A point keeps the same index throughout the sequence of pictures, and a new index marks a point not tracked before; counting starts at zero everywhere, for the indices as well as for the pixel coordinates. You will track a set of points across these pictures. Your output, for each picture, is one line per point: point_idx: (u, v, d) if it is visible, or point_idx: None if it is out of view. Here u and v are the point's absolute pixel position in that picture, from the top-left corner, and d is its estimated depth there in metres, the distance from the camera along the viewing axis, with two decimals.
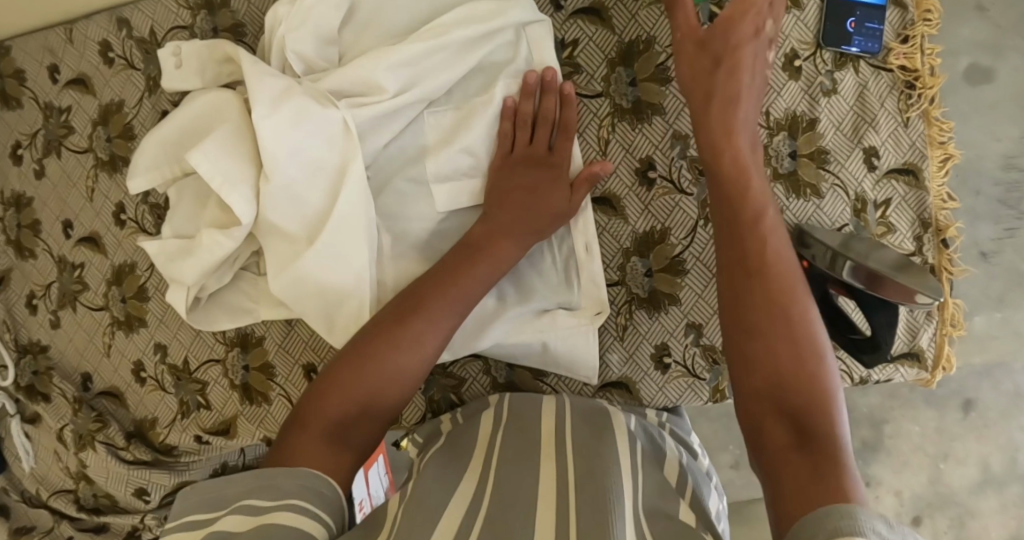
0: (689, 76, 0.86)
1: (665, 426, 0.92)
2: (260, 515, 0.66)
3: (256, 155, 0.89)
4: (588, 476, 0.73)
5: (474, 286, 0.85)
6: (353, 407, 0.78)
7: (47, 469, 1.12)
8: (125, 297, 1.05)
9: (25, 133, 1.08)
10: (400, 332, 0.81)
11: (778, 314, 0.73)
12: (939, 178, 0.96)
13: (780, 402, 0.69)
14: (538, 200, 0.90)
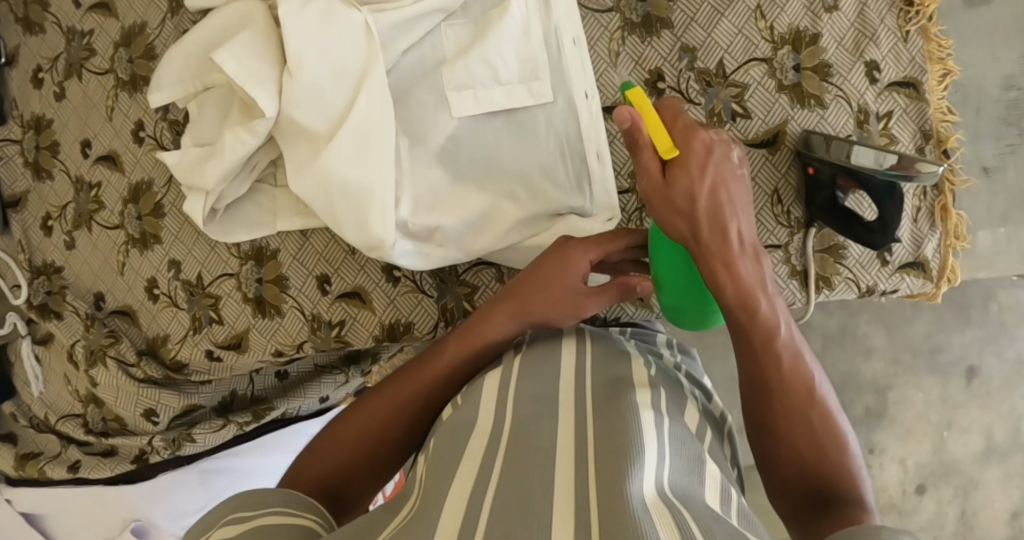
0: (650, 180, 0.72)
1: (681, 368, 0.92)
2: (247, 522, 0.63)
3: (279, 56, 0.91)
4: (609, 425, 0.65)
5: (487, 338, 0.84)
6: (352, 462, 0.80)
7: (56, 394, 1.12)
8: (141, 215, 1.07)
9: (47, 57, 1.11)
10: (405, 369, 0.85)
11: (797, 381, 0.71)
12: (939, 93, 0.99)
13: (784, 440, 0.70)
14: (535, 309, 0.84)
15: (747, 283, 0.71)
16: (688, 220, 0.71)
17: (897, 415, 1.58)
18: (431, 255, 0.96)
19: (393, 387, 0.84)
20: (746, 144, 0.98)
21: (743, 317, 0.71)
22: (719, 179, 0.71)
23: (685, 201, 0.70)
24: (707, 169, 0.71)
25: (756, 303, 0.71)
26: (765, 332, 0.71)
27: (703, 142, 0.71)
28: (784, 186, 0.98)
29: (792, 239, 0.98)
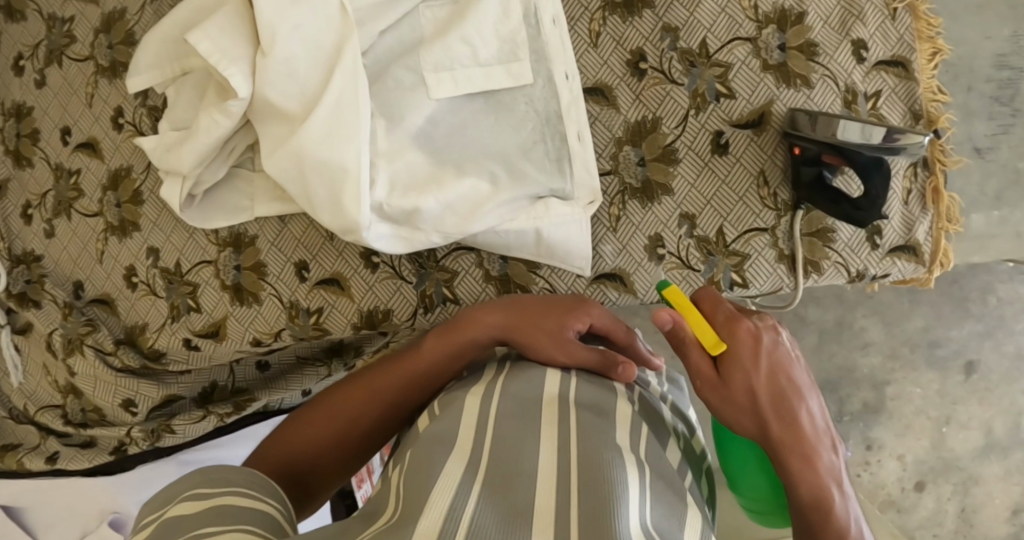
0: (704, 372, 0.68)
1: (666, 397, 0.86)
2: (207, 499, 0.61)
3: (255, 35, 0.89)
4: (593, 449, 0.63)
5: (469, 339, 0.81)
6: (318, 450, 0.79)
7: (36, 385, 1.10)
8: (121, 202, 1.06)
9: (28, 44, 1.11)
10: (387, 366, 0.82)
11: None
12: (928, 72, 0.97)
13: None
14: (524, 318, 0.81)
15: (815, 485, 0.65)
16: (750, 418, 0.67)
17: (897, 410, 1.60)
18: (409, 239, 0.94)
19: (374, 379, 0.82)
20: (730, 125, 0.96)
21: (816, 520, 0.65)
22: (775, 371, 0.67)
23: (743, 392, 0.67)
24: (764, 362, 0.67)
25: (828, 509, 0.65)
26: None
27: (748, 333, 0.68)
28: (770, 167, 0.96)
29: (779, 222, 0.96)
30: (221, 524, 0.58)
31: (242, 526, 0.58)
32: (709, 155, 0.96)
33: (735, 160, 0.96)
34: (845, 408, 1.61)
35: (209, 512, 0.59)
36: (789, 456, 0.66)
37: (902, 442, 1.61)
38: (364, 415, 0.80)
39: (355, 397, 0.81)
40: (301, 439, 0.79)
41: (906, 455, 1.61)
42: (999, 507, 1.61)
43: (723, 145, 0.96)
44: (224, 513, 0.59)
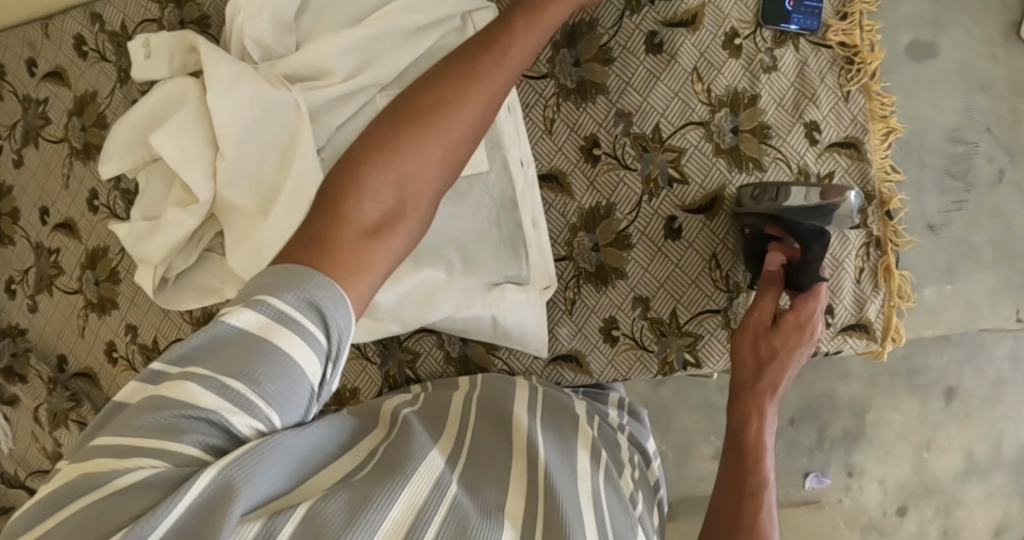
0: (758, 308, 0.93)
1: (624, 429, 0.97)
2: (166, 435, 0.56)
3: (213, 136, 0.92)
4: (555, 471, 0.75)
5: (474, 94, 0.75)
6: (414, 211, 0.71)
7: (25, 449, 1.14)
8: (98, 280, 1.10)
9: (6, 125, 1.14)
10: (416, 119, 0.73)
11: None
12: (882, 151, 0.98)
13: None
14: (478, 86, 0.75)
15: (764, 440, 0.88)
16: (756, 365, 0.92)
17: (877, 437, 1.55)
18: (367, 328, 0.96)
19: (396, 136, 0.72)
20: (683, 209, 0.97)
21: (749, 457, 0.88)
22: (794, 349, 0.92)
23: (768, 355, 0.92)
24: (800, 351, 0.92)
25: (760, 463, 0.87)
26: (749, 494, 0.85)
27: (815, 315, 0.93)
28: (722, 251, 0.97)
29: (732, 303, 0.97)
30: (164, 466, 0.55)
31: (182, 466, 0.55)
32: (662, 241, 0.97)
33: (688, 245, 0.97)
34: (826, 435, 1.56)
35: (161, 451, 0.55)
36: (751, 400, 0.91)
37: (883, 468, 1.56)
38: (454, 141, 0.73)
39: (394, 147, 0.71)
40: (381, 194, 0.69)
41: (887, 479, 1.56)
42: (980, 529, 1.56)
43: (675, 230, 0.97)
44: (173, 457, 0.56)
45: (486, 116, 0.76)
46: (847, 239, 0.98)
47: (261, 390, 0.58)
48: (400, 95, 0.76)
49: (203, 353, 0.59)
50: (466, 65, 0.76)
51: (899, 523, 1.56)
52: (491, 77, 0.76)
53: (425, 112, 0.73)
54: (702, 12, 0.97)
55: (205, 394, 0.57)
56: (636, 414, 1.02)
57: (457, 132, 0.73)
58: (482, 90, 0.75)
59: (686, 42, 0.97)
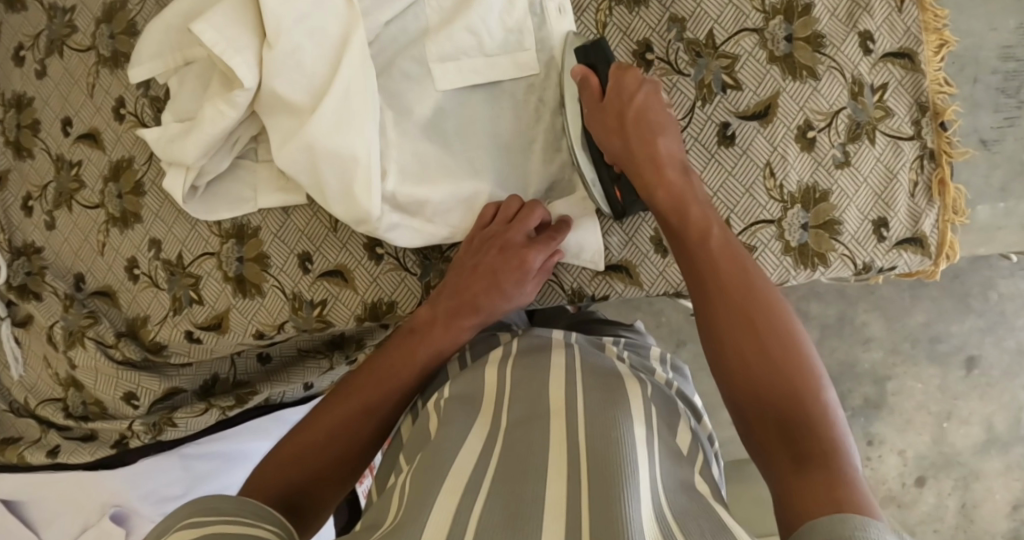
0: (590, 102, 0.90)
1: (673, 385, 0.94)
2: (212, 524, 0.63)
3: (259, 24, 0.89)
4: (601, 429, 0.71)
5: (531, 264, 0.90)
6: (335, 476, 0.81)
7: (37, 377, 1.10)
8: (122, 194, 1.05)
9: (29, 35, 1.10)
10: (476, 301, 0.90)
11: (748, 297, 0.77)
12: (936, 64, 0.96)
13: (739, 365, 0.74)
14: (471, 321, 0.90)
15: (681, 203, 0.85)
16: (624, 140, 0.88)
17: (898, 406, 1.60)
18: (421, 230, 0.93)
19: (369, 407, 0.85)
20: (736, 116, 0.96)
21: (677, 223, 0.85)
22: (648, 99, 0.89)
23: (631, 126, 0.88)
24: (641, 96, 0.89)
25: (690, 221, 0.84)
26: (708, 261, 0.81)
27: (636, 77, 0.89)
28: (776, 159, 0.96)
29: (786, 214, 0.96)
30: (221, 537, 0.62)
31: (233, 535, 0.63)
32: (715, 147, 0.96)
33: (742, 151, 0.96)
34: (846, 404, 1.61)
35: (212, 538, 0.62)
36: (647, 172, 0.87)
37: (904, 438, 1.61)
38: (359, 439, 0.83)
39: (369, 406, 0.85)
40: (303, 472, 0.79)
41: (906, 450, 1.61)
42: (1000, 502, 1.61)
43: (729, 137, 0.96)
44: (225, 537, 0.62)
45: (443, 359, 0.89)
46: (901, 150, 0.97)
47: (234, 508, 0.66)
48: (485, 229, 0.92)
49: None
50: (481, 292, 0.90)
51: (918, 494, 1.61)
52: (531, 280, 0.92)
53: (487, 290, 0.90)
54: None
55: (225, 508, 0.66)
56: (678, 368, 1.02)
57: (421, 364, 0.88)
58: (477, 324, 0.90)
59: None
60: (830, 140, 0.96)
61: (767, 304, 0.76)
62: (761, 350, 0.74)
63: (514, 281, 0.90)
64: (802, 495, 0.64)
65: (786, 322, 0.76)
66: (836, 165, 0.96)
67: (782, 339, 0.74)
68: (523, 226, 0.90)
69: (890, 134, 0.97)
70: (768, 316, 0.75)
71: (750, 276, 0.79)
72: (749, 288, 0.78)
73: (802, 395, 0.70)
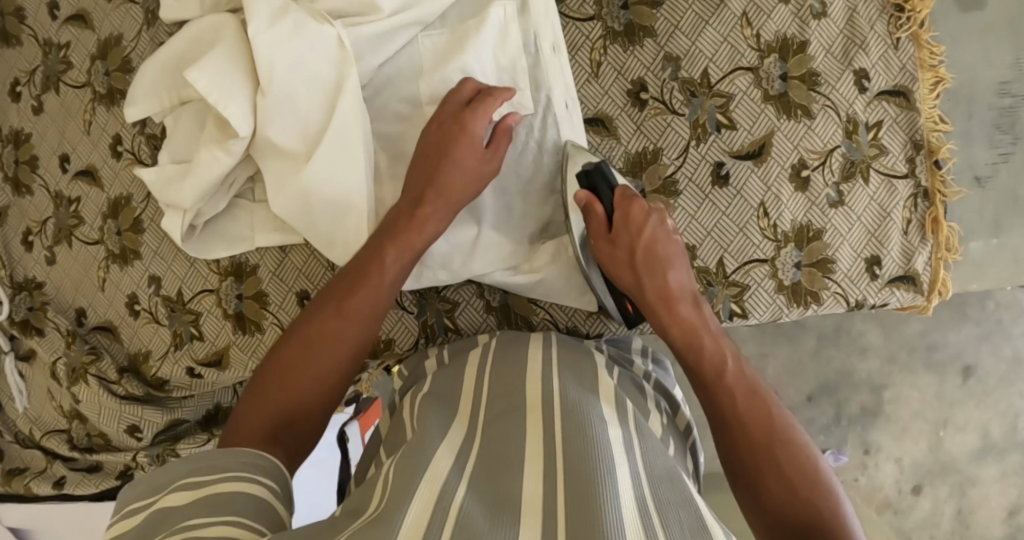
0: (609, 264, 0.90)
1: (651, 377, 0.94)
2: (199, 490, 0.65)
3: (252, 70, 0.90)
4: (577, 428, 0.72)
5: (474, 130, 0.88)
6: (317, 400, 0.81)
7: (41, 408, 1.11)
8: (121, 230, 1.06)
9: (24, 70, 1.09)
10: (432, 191, 0.87)
11: (765, 429, 0.79)
12: (930, 102, 0.96)
13: (761, 483, 0.77)
14: (434, 207, 0.87)
15: (694, 326, 0.87)
16: (636, 276, 0.89)
17: (895, 415, 1.61)
18: (416, 275, 0.94)
19: (335, 316, 0.84)
20: (731, 156, 0.96)
21: (692, 357, 0.86)
22: (656, 233, 0.90)
23: (643, 262, 0.89)
24: (649, 225, 0.90)
25: (705, 353, 0.85)
26: (724, 388, 0.83)
27: (642, 207, 0.90)
28: (770, 198, 0.96)
29: (780, 253, 0.96)
30: (208, 501, 0.63)
31: (223, 494, 0.64)
32: (709, 187, 0.96)
33: (736, 191, 0.96)
34: (844, 411, 1.61)
35: (198, 503, 0.63)
36: (659, 310, 0.88)
37: (900, 446, 1.62)
38: (339, 357, 0.83)
39: (338, 312, 0.84)
40: (285, 394, 0.80)
41: (903, 458, 1.62)
42: (995, 508, 1.62)
43: (723, 177, 0.96)
44: (211, 502, 0.63)
45: (412, 252, 0.87)
46: (895, 188, 0.97)
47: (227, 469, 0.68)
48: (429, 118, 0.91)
49: (162, 524, 0.62)
50: (433, 169, 0.88)
51: (913, 502, 1.62)
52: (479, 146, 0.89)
53: (436, 166, 0.88)
54: None
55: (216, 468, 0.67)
56: (660, 361, 0.99)
57: (389, 272, 0.86)
58: (442, 209, 0.88)
59: None
60: (825, 178, 0.96)
61: (785, 425, 0.80)
62: (780, 474, 0.77)
63: (464, 150, 0.88)
64: None
65: (800, 442, 0.79)
66: (830, 204, 0.97)
67: (798, 459, 0.77)
68: (453, 108, 0.90)
69: (884, 173, 0.97)
70: (784, 448, 0.78)
71: (766, 403, 0.82)
72: (762, 408, 0.81)
73: (827, 512, 0.74)
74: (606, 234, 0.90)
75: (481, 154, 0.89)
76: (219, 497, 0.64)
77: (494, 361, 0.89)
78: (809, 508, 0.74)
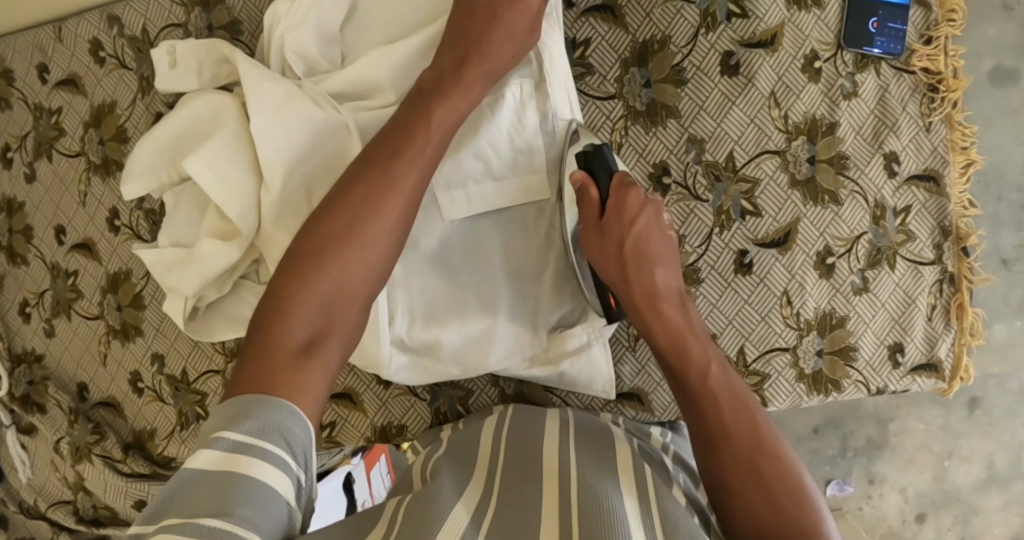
0: (598, 260, 0.87)
1: (669, 448, 0.91)
2: (229, 457, 0.60)
3: (254, 162, 0.85)
4: (590, 495, 0.68)
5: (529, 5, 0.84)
6: (359, 287, 0.74)
7: (44, 480, 1.08)
8: (121, 306, 1.02)
9: (16, 136, 1.05)
10: (481, 49, 0.83)
11: (752, 441, 0.75)
12: (961, 185, 0.93)
13: (741, 503, 0.72)
14: (482, 68, 0.83)
15: (681, 329, 0.82)
16: (624, 273, 0.85)
17: (899, 448, 1.21)
18: (429, 369, 0.91)
19: (370, 198, 0.76)
20: (755, 244, 0.93)
21: (676, 359, 0.81)
22: (649, 228, 0.86)
23: (631, 257, 0.85)
24: (642, 216, 0.86)
25: (691, 359, 0.81)
26: (709, 394, 0.78)
27: (637, 198, 0.86)
28: (794, 286, 0.93)
29: (802, 341, 0.94)
30: (234, 488, 0.59)
31: (251, 478, 0.60)
32: (732, 275, 0.93)
33: (759, 280, 0.93)
34: None
35: (224, 484, 0.59)
36: (645, 310, 0.84)
37: (904, 476, 1.21)
38: (390, 217, 0.76)
39: (367, 204, 0.76)
40: (316, 301, 0.72)
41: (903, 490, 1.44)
42: None
43: (746, 265, 0.93)
44: (235, 489, 0.59)
45: (461, 112, 0.81)
46: (921, 276, 0.94)
47: (258, 434, 0.62)
48: (459, 13, 0.85)
49: (174, 501, 0.58)
50: (473, 41, 0.83)
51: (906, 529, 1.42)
52: None
53: (477, 52, 0.83)
54: (782, 32, 0.91)
55: (251, 430, 0.62)
56: (677, 425, 0.98)
57: (440, 121, 0.80)
58: (488, 73, 0.83)
59: (765, 64, 0.92)
60: (850, 265, 0.93)
61: (775, 447, 0.75)
62: (764, 496, 0.72)
63: (515, 17, 0.84)
64: None
65: (790, 467, 0.74)
66: (854, 291, 0.94)
67: (786, 482, 0.73)
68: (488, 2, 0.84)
69: (911, 260, 0.94)
70: (769, 464, 0.74)
71: (754, 418, 0.77)
72: (749, 422, 0.76)
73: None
74: (597, 221, 0.87)
75: (525, 27, 0.85)
76: (245, 481, 0.59)
77: (509, 431, 0.85)
78: (791, 522, 0.70)
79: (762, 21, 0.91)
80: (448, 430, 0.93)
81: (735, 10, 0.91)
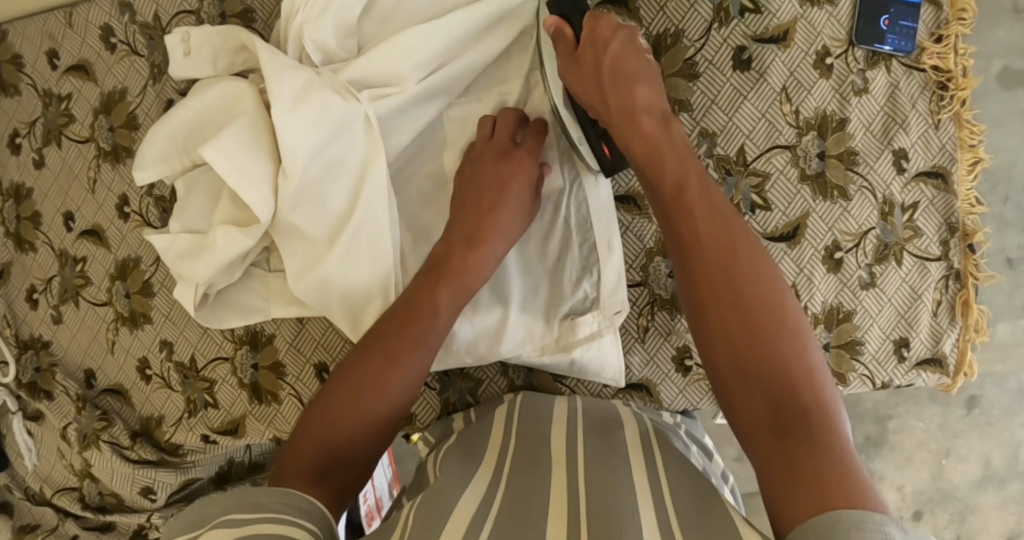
0: (580, 89, 0.86)
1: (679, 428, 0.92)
2: (241, 526, 0.60)
3: (270, 151, 0.85)
4: (601, 480, 0.69)
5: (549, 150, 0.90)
6: (393, 409, 0.77)
7: (50, 467, 1.08)
8: (130, 293, 1.02)
9: (23, 122, 1.05)
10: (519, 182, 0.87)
11: (726, 252, 0.71)
12: (968, 183, 0.94)
13: (717, 318, 0.69)
14: (517, 200, 0.87)
15: (655, 144, 0.79)
16: (602, 90, 0.84)
17: (899, 445, 1.22)
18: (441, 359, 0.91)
19: (417, 330, 0.79)
20: (763, 237, 0.93)
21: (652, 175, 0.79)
22: (624, 50, 0.85)
23: (608, 76, 0.83)
24: (620, 41, 0.85)
25: (665, 173, 0.78)
26: (683, 209, 0.75)
27: (611, 25, 0.85)
28: (802, 280, 0.94)
29: None
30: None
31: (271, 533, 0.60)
32: None
33: None
34: None
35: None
36: (621, 128, 0.82)
37: (903, 472, 1.22)
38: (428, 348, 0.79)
39: (410, 335, 0.79)
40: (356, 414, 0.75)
41: None
42: None
43: None
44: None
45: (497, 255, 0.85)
46: (927, 271, 0.95)
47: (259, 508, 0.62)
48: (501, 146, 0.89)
49: None
50: (497, 191, 0.87)
51: None
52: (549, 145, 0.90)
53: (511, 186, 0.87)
54: (794, 28, 0.92)
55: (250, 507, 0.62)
56: (688, 411, 0.99)
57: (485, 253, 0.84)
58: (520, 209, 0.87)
59: (777, 59, 0.92)
60: (857, 261, 0.94)
61: (756, 261, 0.71)
62: (738, 312, 0.68)
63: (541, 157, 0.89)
64: (787, 476, 0.60)
65: (771, 283, 0.70)
66: (861, 286, 0.94)
67: (767, 303, 0.68)
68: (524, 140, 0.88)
69: (917, 255, 0.95)
70: (745, 271, 0.70)
71: (734, 231, 0.73)
72: (727, 234, 0.72)
73: (787, 366, 0.65)
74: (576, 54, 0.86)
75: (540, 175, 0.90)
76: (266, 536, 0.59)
77: (519, 420, 0.86)
78: (765, 334, 0.67)
79: (774, 17, 0.92)
80: (459, 421, 0.93)
81: (748, 6, 0.92)
